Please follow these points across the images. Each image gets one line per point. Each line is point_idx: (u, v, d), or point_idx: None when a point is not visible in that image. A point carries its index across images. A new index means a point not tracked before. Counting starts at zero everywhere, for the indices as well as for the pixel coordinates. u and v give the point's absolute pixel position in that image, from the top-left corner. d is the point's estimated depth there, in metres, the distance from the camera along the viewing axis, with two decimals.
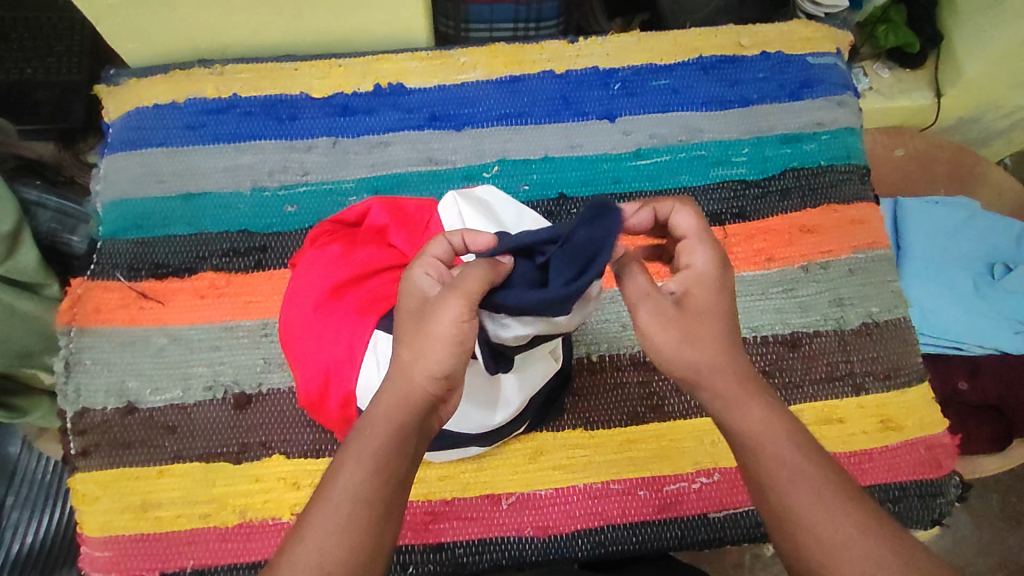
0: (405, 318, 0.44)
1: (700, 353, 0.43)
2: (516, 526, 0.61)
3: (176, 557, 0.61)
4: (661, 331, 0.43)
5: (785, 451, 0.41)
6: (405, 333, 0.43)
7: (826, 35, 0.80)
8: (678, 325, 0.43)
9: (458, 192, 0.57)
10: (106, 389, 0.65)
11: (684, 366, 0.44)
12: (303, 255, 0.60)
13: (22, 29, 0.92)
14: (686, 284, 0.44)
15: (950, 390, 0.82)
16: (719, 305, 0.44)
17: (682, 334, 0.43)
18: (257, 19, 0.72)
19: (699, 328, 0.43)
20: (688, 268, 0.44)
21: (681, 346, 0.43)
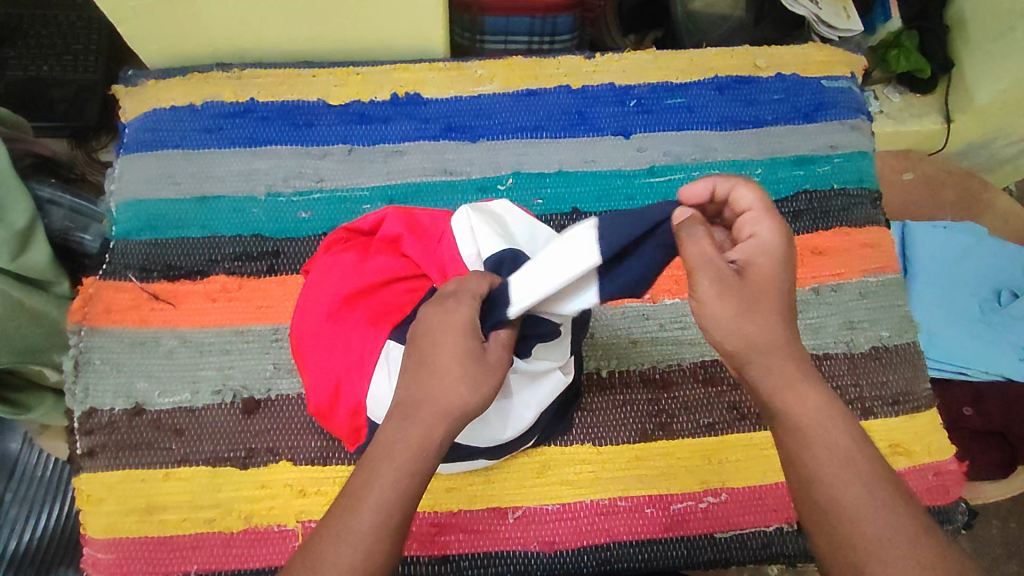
0: (444, 352, 0.43)
1: (757, 329, 0.42)
2: (523, 541, 0.61)
3: (179, 562, 0.60)
4: (715, 299, 0.41)
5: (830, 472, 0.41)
6: (448, 368, 0.43)
7: (840, 59, 0.81)
8: (734, 292, 0.42)
9: (470, 205, 0.57)
10: (114, 389, 0.64)
11: (738, 341, 0.42)
12: (322, 255, 0.61)
13: (39, 26, 0.92)
14: (748, 253, 0.43)
15: (955, 415, 0.82)
16: (780, 282, 0.43)
17: (738, 301, 0.42)
18: (277, 25, 0.73)
19: (758, 302, 0.42)
20: (752, 238, 0.43)
21: (739, 318, 0.41)
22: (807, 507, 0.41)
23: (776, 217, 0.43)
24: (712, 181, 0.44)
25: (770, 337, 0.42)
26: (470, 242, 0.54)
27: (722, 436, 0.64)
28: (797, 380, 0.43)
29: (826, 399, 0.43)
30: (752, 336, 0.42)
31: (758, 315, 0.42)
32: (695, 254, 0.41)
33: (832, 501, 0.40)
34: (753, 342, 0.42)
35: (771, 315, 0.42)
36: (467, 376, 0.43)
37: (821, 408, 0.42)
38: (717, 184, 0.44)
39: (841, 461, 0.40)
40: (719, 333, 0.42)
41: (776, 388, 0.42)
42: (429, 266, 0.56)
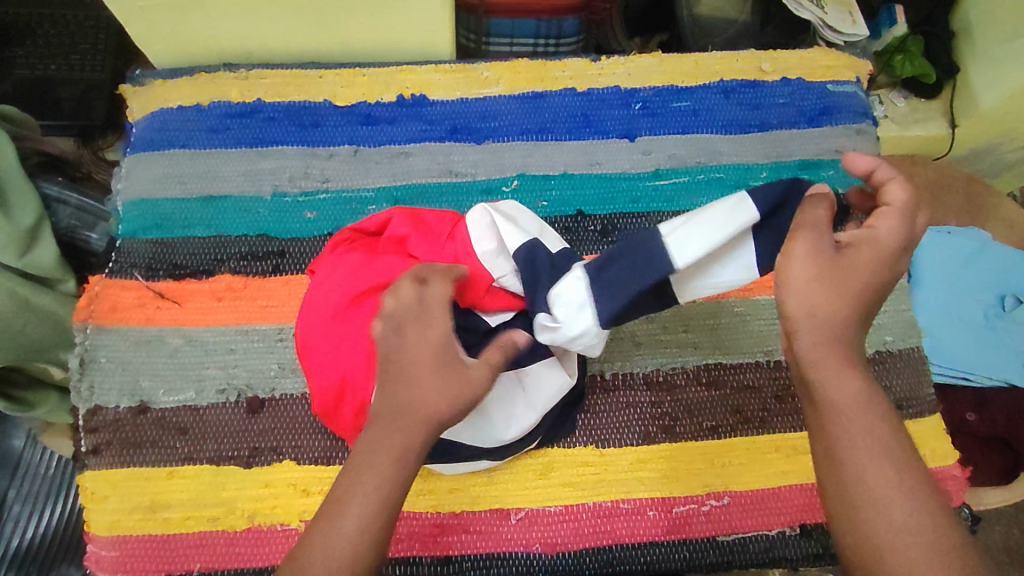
0: (423, 366, 0.44)
1: (828, 302, 0.41)
2: (525, 542, 0.61)
3: (182, 560, 0.61)
4: (803, 260, 0.41)
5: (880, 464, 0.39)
6: (428, 381, 0.43)
7: (846, 64, 0.81)
8: (822, 263, 0.41)
9: (488, 204, 0.59)
10: (119, 387, 0.65)
11: (803, 307, 0.41)
12: (335, 248, 0.61)
13: (48, 25, 0.93)
14: (859, 237, 0.43)
15: (958, 421, 0.82)
16: (877, 276, 0.42)
17: (823, 271, 0.41)
18: (284, 26, 0.73)
19: (841, 279, 0.41)
20: (870, 228, 0.43)
21: (815, 285, 0.41)
22: (844, 492, 0.40)
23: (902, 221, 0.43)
24: (869, 164, 0.45)
25: (835, 313, 0.41)
26: (487, 241, 0.56)
27: (725, 439, 0.64)
28: (848, 365, 0.41)
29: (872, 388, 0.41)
30: (818, 309, 0.41)
31: (836, 289, 0.41)
32: (813, 215, 0.43)
33: (862, 484, 0.39)
34: (815, 312, 0.41)
35: (846, 297, 0.41)
36: (447, 386, 0.44)
37: (863, 392, 0.41)
38: (869, 172, 0.44)
39: (878, 449, 0.40)
40: (792, 295, 0.41)
41: (825, 365, 0.41)
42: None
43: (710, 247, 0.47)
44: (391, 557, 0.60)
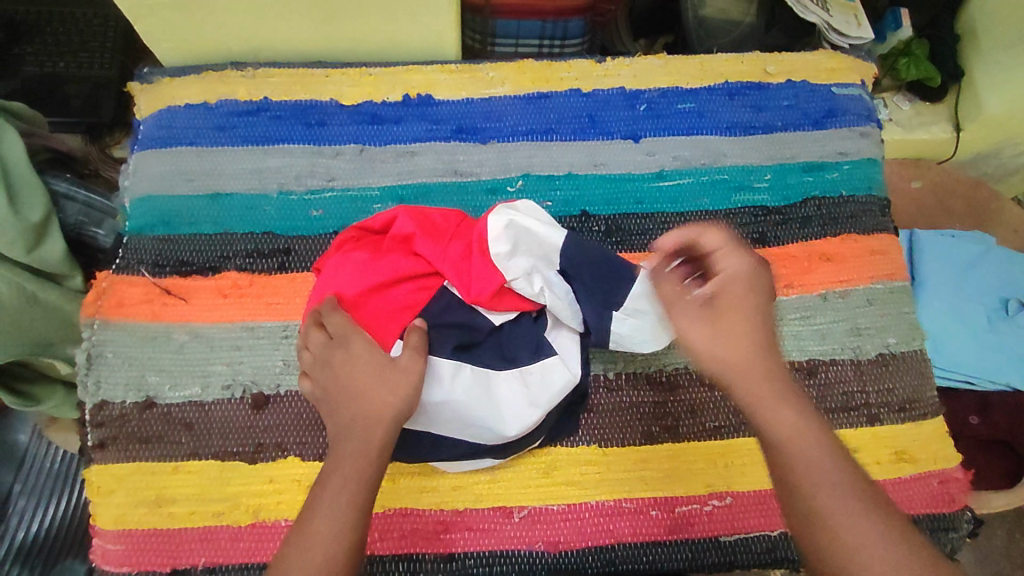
0: (360, 377, 0.50)
1: (734, 351, 0.47)
2: (528, 540, 0.61)
3: (187, 554, 0.61)
4: (698, 324, 0.47)
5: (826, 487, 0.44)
6: (365, 385, 0.50)
7: (850, 67, 0.81)
8: (710, 326, 0.47)
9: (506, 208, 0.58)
10: (126, 382, 0.65)
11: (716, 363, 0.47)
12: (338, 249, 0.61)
13: (57, 23, 0.94)
14: (718, 286, 0.48)
15: (960, 425, 0.82)
16: (756, 309, 0.48)
17: (714, 332, 0.47)
18: (291, 24, 0.73)
19: (731, 329, 0.47)
20: (722, 272, 0.49)
21: (717, 341, 0.47)
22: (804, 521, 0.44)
23: (739, 256, 0.50)
24: (677, 232, 0.50)
25: (743, 357, 0.47)
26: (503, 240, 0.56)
27: (728, 440, 0.65)
28: (778, 401, 0.46)
29: (807, 417, 0.46)
30: (727, 358, 0.47)
31: (732, 338, 0.47)
32: (668, 292, 0.50)
33: (815, 510, 0.43)
34: (727, 362, 0.47)
35: (748, 338, 0.47)
36: (381, 383, 0.50)
37: (798, 423, 0.45)
38: (684, 234, 0.50)
39: (819, 472, 0.44)
40: (705, 356, 0.47)
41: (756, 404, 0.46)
42: (446, 268, 0.57)
43: None
44: (395, 553, 0.61)
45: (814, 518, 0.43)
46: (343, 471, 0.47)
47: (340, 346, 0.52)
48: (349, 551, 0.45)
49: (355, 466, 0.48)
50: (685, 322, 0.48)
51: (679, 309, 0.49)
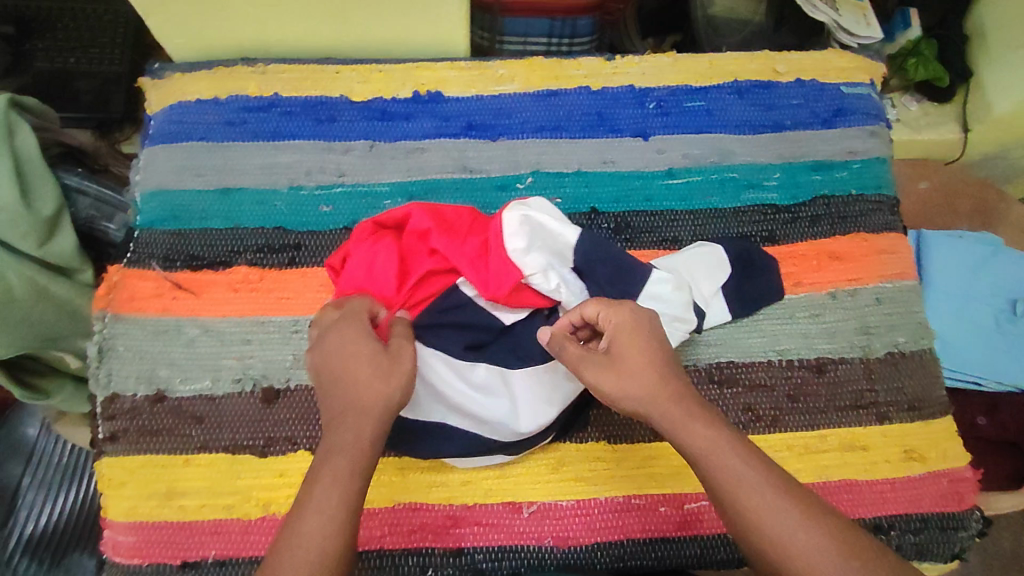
0: (354, 360, 0.49)
1: (640, 386, 0.49)
2: (537, 535, 0.61)
3: (197, 547, 0.61)
4: (602, 375, 0.50)
5: (749, 497, 0.45)
6: (362, 373, 0.48)
7: (859, 66, 0.81)
8: (618, 375, 0.50)
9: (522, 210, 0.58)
10: (136, 375, 0.65)
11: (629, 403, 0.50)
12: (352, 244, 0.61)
13: (68, 19, 0.94)
14: (612, 338, 0.51)
15: (967, 425, 0.82)
16: (648, 345, 0.51)
17: (620, 380, 0.50)
18: (302, 21, 0.74)
19: (634, 374, 0.50)
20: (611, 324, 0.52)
21: (624, 387, 0.50)
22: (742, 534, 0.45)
23: (613, 304, 0.52)
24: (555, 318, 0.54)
25: (648, 392, 0.49)
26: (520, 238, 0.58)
27: None
28: (692, 421, 0.48)
29: (718, 431, 0.48)
30: (635, 395, 0.49)
31: (630, 380, 0.50)
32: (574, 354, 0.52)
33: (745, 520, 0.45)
34: (634, 398, 0.50)
35: (648, 372, 0.50)
36: (375, 368, 0.48)
37: (712, 438, 0.47)
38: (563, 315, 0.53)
39: (741, 484, 0.45)
40: (618, 402, 0.50)
41: (675, 427, 0.48)
42: (464, 263, 0.57)
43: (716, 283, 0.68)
44: (404, 547, 0.61)
45: (757, 522, 0.45)
46: (336, 464, 0.45)
47: (335, 326, 0.51)
48: (340, 552, 0.43)
49: (352, 458, 0.45)
50: (594, 375, 0.51)
51: (588, 363, 0.51)
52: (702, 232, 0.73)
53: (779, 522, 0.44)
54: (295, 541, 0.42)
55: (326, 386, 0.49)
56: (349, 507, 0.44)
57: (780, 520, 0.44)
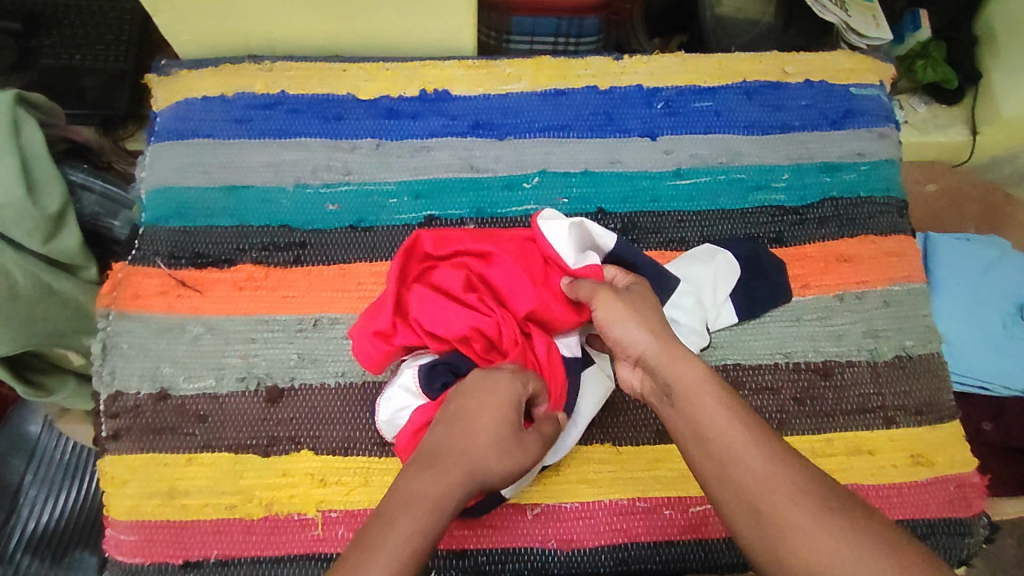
0: (491, 424, 0.50)
1: (643, 320, 0.55)
2: (541, 538, 0.61)
3: (199, 547, 0.61)
4: (607, 302, 0.56)
5: (735, 431, 0.47)
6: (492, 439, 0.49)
7: (869, 68, 0.81)
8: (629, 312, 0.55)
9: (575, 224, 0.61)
10: (140, 373, 0.65)
11: (630, 332, 0.55)
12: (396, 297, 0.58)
13: (74, 16, 0.94)
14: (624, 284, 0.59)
15: (974, 430, 0.82)
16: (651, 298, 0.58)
17: (627, 307, 0.56)
18: (310, 18, 0.73)
19: (641, 311, 0.56)
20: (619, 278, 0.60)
21: (626, 317, 0.55)
22: (728, 472, 0.46)
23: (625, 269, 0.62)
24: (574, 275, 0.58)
25: (648, 326, 0.55)
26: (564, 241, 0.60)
27: None
28: (683, 357, 0.53)
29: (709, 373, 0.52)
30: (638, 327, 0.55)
31: (634, 313, 0.55)
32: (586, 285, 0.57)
33: (730, 452, 0.46)
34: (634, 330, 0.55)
35: (650, 314, 0.56)
36: (504, 445, 0.49)
37: (703, 374, 0.51)
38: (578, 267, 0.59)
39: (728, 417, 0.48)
40: (618, 329, 0.55)
41: (667, 361, 0.52)
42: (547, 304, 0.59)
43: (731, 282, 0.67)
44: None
45: (742, 470, 0.45)
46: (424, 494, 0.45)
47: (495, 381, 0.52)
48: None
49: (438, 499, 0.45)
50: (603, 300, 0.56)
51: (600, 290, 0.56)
52: (709, 234, 0.72)
53: (758, 466, 0.45)
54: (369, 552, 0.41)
55: (454, 428, 0.50)
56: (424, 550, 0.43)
57: (755, 462, 0.45)
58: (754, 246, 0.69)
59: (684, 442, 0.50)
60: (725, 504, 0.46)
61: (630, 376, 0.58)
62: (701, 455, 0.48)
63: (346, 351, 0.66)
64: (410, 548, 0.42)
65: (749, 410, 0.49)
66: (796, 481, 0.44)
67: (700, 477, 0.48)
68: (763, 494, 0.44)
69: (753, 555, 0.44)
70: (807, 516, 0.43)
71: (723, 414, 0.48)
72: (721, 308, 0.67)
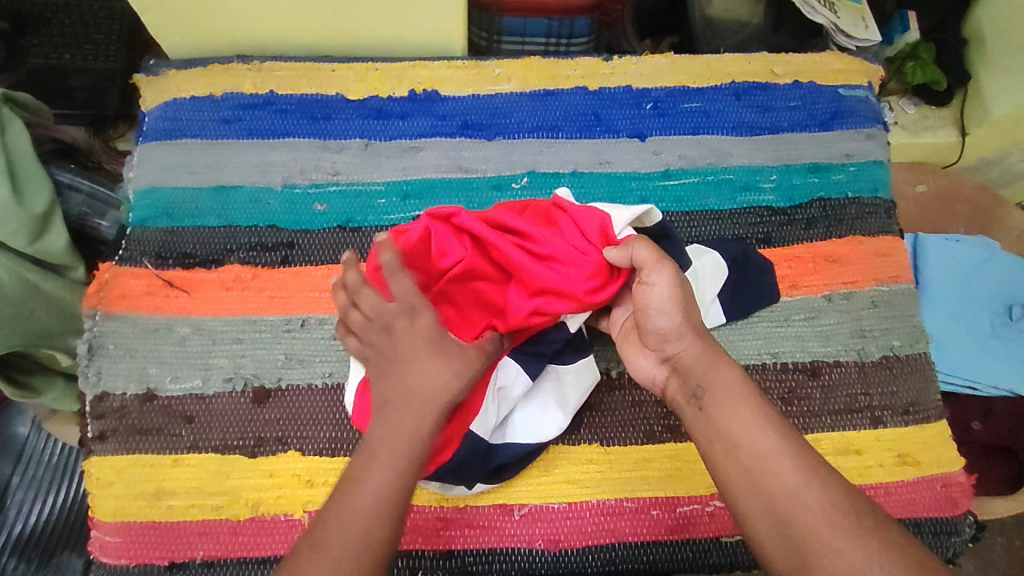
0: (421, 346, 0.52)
1: (690, 313, 0.53)
2: (528, 538, 0.61)
3: (185, 548, 0.61)
4: (663, 284, 0.53)
5: (769, 443, 0.47)
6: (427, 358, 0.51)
7: (858, 69, 0.81)
8: (677, 308, 0.53)
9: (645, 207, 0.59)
10: (126, 373, 0.65)
11: (676, 323, 0.53)
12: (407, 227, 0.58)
13: (63, 15, 0.94)
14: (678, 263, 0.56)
15: (963, 429, 0.82)
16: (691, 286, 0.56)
17: (680, 296, 0.53)
18: (298, 18, 0.73)
19: (689, 301, 0.54)
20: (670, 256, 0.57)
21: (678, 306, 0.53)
22: (758, 483, 0.46)
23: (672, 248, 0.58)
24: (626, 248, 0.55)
25: (691, 322, 0.53)
26: (618, 208, 0.60)
27: None
28: (720, 359, 0.52)
29: (743, 378, 0.51)
30: (684, 320, 0.53)
31: (682, 304, 0.53)
32: (644, 256, 0.54)
33: (763, 462, 0.47)
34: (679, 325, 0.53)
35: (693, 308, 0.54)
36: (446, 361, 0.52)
37: (738, 379, 0.51)
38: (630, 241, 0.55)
39: (761, 427, 0.48)
40: (664, 318, 0.53)
41: (708, 364, 0.52)
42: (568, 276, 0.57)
43: (718, 282, 0.67)
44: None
45: (775, 482, 0.46)
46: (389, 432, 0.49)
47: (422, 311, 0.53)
48: (393, 506, 0.47)
49: (404, 435, 0.49)
50: (656, 285, 0.53)
51: (657, 274, 0.53)
52: (698, 234, 0.72)
53: (791, 479, 0.46)
54: (357, 484, 0.47)
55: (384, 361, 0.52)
56: (404, 469, 0.48)
57: (788, 477, 0.46)
58: (742, 246, 0.69)
59: (707, 443, 0.50)
60: (747, 510, 0.47)
61: (649, 369, 0.57)
62: (728, 462, 0.48)
63: (334, 352, 0.66)
64: (392, 479, 0.47)
65: (778, 417, 0.49)
66: (824, 501, 0.45)
67: (721, 480, 0.49)
68: (794, 508, 0.45)
69: (768, 561, 0.46)
70: (839, 534, 0.43)
71: (756, 423, 0.48)
72: (710, 307, 0.67)
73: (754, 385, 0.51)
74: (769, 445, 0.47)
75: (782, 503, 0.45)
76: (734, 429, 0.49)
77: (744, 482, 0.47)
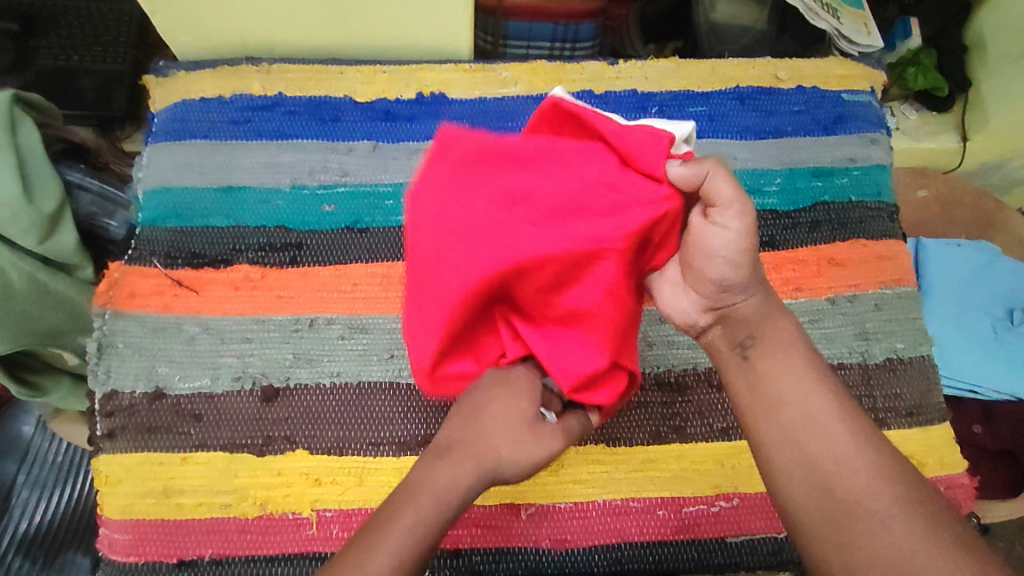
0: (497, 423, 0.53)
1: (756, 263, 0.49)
2: (535, 537, 0.61)
3: (194, 546, 0.61)
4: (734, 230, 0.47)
5: (820, 403, 0.47)
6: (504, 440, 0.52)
7: (860, 74, 0.82)
8: (745, 258, 0.48)
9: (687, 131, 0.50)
10: (135, 372, 0.65)
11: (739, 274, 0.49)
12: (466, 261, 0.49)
13: (72, 16, 0.94)
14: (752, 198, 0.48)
15: (965, 433, 0.83)
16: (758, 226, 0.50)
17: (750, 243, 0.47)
18: (308, 21, 0.74)
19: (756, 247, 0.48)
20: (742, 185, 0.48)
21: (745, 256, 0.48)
22: (806, 439, 0.46)
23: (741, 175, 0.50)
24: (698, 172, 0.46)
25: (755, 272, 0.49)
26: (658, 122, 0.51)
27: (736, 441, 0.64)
28: (779, 314, 0.51)
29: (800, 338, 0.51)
30: (747, 270, 0.49)
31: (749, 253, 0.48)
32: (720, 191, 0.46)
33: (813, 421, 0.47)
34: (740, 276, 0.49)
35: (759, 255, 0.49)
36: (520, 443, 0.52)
37: (794, 336, 0.50)
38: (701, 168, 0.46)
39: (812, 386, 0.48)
40: (727, 268, 0.48)
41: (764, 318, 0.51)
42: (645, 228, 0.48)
43: None
44: None
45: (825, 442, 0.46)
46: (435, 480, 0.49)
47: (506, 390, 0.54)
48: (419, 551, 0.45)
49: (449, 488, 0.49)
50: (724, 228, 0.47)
51: (731, 216, 0.47)
52: None
53: (842, 440, 0.46)
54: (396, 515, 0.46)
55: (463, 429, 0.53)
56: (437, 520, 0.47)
57: (839, 439, 0.46)
58: None
59: (752, 392, 0.50)
60: (783, 463, 0.47)
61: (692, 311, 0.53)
62: (774, 418, 0.48)
63: (342, 351, 0.66)
64: (419, 527, 0.46)
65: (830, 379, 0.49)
66: (873, 470, 0.44)
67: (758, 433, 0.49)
68: (839, 472, 0.45)
69: (796, 515, 0.46)
70: (885, 501, 0.43)
71: (809, 382, 0.48)
72: None
73: (810, 344, 0.51)
74: (820, 404, 0.47)
75: (829, 466, 0.45)
76: (784, 381, 0.49)
77: (790, 438, 0.47)
